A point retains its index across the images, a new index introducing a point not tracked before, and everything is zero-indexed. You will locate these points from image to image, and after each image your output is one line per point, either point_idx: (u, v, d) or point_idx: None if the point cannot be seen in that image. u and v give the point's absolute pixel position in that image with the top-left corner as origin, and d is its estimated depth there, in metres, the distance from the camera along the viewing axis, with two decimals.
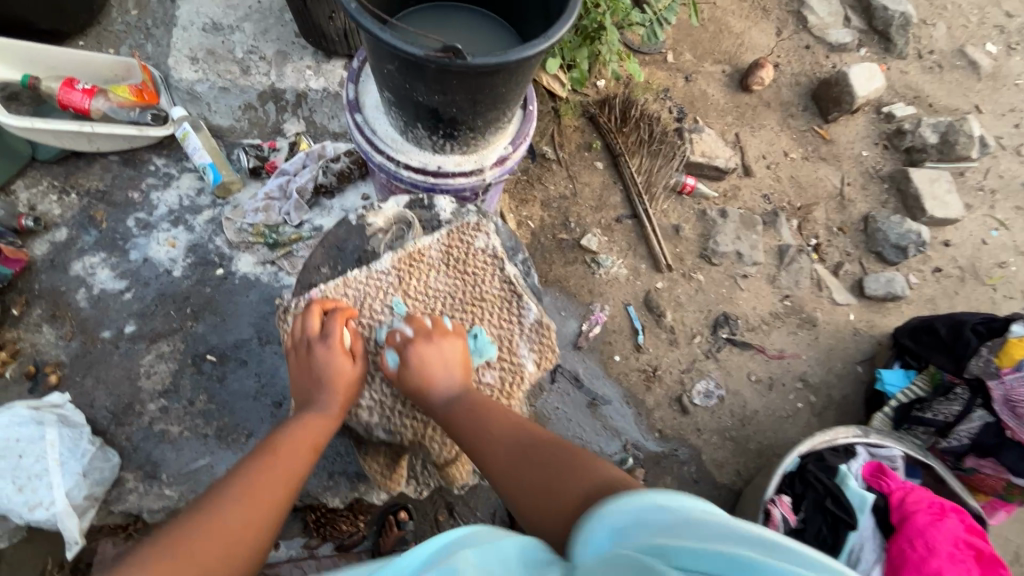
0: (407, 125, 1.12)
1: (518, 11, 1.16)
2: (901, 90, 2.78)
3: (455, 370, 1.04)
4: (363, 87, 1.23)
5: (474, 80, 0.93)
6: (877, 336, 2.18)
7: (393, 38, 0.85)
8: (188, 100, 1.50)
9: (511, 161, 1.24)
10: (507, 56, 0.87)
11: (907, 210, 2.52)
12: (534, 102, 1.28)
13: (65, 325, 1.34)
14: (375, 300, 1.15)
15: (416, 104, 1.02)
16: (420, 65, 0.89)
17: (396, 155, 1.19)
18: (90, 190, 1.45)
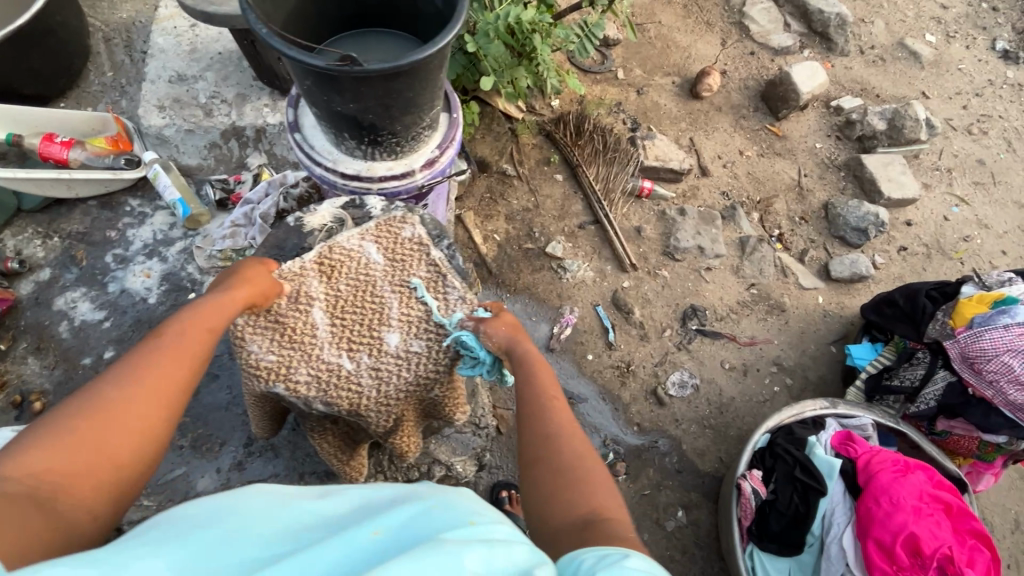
0: (337, 136, 1.22)
1: (429, 26, 1.27)
2: (847, 84, 2.91)
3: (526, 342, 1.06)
4: (301, 111, 1.34)
5: (380, 83, 1.02)
6: (848, 316, 2.23)
7: (299, 53, 0.95)
8: (158, 144, 1.64)
9: (441, 163, 1.33)
10: (402, 60, 0.98)
11: (865, 194, 2.62)
12: (459, 110, 1.38)
13: (49, 356, 1.43)
14: (300, 289, 1.12)
15: (337, 114, 1.11)
16: (328, 75, 0.99)
17: (332, 165, 1.27)
18: (72, 232, 1.57)
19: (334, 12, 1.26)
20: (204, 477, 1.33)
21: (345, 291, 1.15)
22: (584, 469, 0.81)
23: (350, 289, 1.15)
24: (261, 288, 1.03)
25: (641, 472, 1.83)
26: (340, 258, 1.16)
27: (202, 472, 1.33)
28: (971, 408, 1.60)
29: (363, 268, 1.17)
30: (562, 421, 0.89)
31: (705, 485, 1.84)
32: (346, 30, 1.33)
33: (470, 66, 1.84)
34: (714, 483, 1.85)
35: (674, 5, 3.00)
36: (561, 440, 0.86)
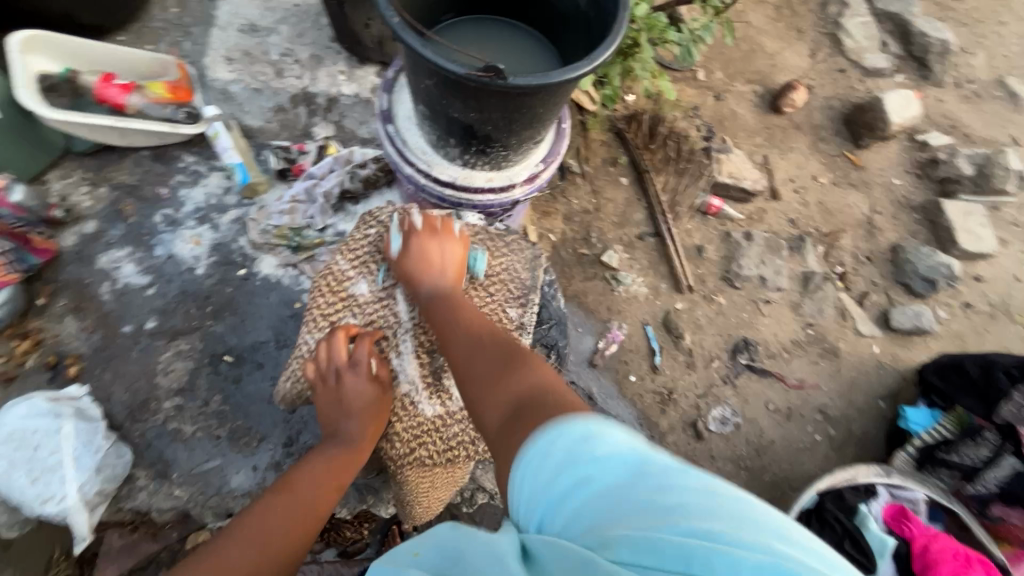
0: (440, 139, 1.12)
1: (559, 30, 1.15)
2: (936, 119, 2.71)
3: (450, 271, 1.10)
4: (397, 97, 1.24)
5: (512, 100, 0.91)
6: (902, 370, 2.12)
7: (434, 56, 0.85)
8: (220, 99, 1.53)
9: (542, 178, 1.23)
10: (549, 77, 0.86)
11: (938, 241, 2.46)
12: (566, 120, 1.27)
13: (87, 317, 1.35)
14: (335, 294, 1.18)
15: (451, 119, 1.02)
16: (460, 83, 0.88)
17: (427, 168, 1.19)
18: (121, 183, 1.47)
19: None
20: (239, 473, 1.25)
21: (338, 314, 1.17)
22: (514, 353, 0.88)
23: (347, 312, 1.18)
24: (372, 421, 1.07)
25: None
26: (377, 257, 1.20)
27: (237, 467, 1.26)
28: None
29: (347, 291, 1.18)
30: (470, 324, 0.99)
31: None
32: (459, 15, 1.21)
33: None
34: None
35: (766, 5, 2.77)
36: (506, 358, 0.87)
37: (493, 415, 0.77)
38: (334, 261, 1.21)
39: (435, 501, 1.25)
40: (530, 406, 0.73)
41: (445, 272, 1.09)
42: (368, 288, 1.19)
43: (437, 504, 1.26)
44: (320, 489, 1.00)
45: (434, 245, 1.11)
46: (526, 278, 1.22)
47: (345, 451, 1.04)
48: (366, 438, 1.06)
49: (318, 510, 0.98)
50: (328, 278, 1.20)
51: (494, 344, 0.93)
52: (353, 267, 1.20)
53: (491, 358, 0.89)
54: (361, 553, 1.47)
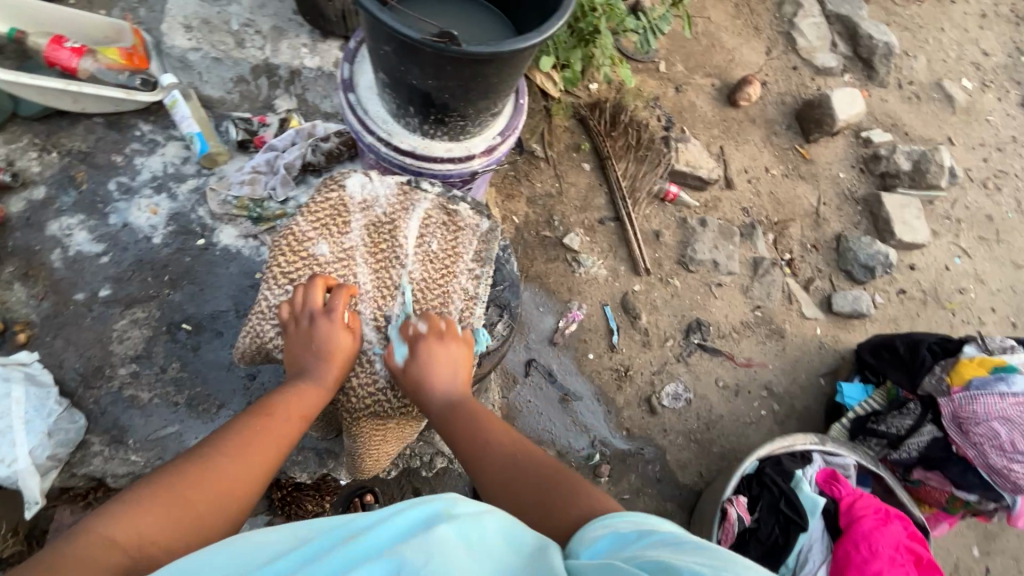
0: (400, 108, 1.15)
1: (519, 6, 1.19)
2: (880, 118, 2.88)
3: (456, 373, 1.09)
4: (358, 68, 1.25)
5: (468, 67, 0.95)
6: (841, 350, 2.26)
7: (392, 20, 0.88)
8: (179, 67, 1.50)
9: (500, 151, 1.28)
10: (503, 46, 0.90)
11: (878, 232, 2.62)
12: (525, 97, 1.32)
13: (37, 285, 1.32)
14: (295, 253, 1.16)
15: (409, 87, 1.04)
16: (417, 48, 0.91)
17: (387, 136, 1.21)
18: (73, 150, 1.44)
19: None
20: (197, 439, 1.26)
21: (298, 272, 1.16)
22: (548, 473, 0.89)
23: (305, 272, 1.16)
24: (340, 365, 1.07)
25: (624, 476, 1.86)
26: (337, 219, 1.20)
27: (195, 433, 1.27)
28: (952, 465, 1.65)
29: (308, 252, 1.17)
30: (501, 443, 0.97)
31: (682, 496, 1.88)
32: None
33: None
34: (692, 495, 1.89)
35: (726, 2, 2.88)
36: (519, 466, 0.92)
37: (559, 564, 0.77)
38: (295, 222, 1.19)
39: (383, 455, 1.29)
40: (569, 536, 0.75)
41: (456, 372, 1.09)
42: (329, 251, 1.18)
43: (384, 460, 1.31)
44: (292, 421, 1.00)
45: (443, 348, 1.09)
46: (484, 248, 1.24)
47: (315, 388, 1.04)
48: (334, 380, 1.07)
49: (288, 438, 0.98)
50: (288, 239, 1.18)
51: (510, 460, 0.93)
52: (312, 228, 1.18)
53: (530, 487, 0.88)
54: None
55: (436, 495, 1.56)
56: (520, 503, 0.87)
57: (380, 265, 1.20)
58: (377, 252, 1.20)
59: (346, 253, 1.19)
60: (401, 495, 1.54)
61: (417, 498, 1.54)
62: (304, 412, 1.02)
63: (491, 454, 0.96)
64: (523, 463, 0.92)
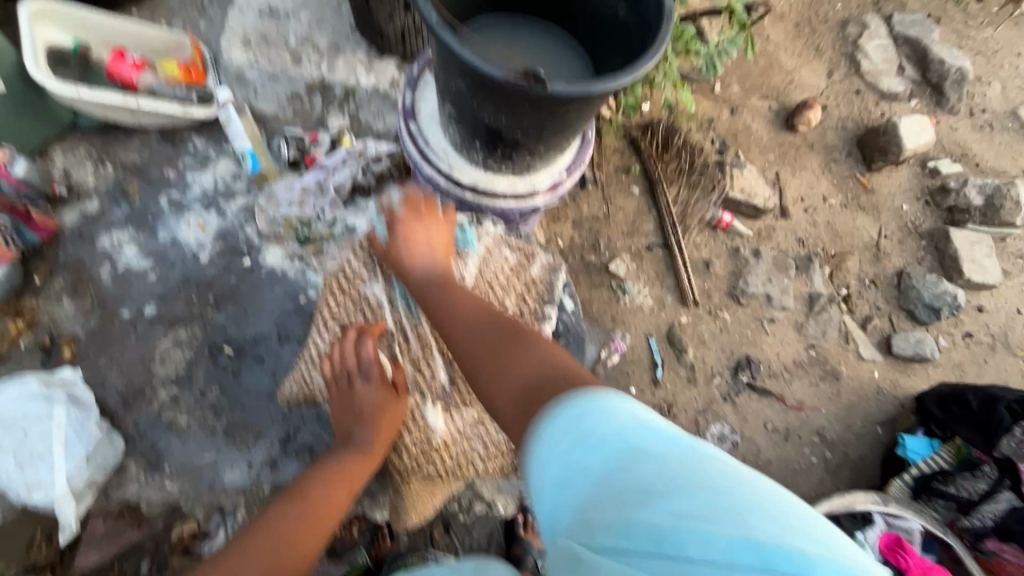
0: (465, 141, 1.10)
1: (595, 35, 1.12)
2: (949, 147, 2.71)
3: (437, 250, 1.10)
4: (421, 95, 1.21)
5: (546, 107, 0.88)
6: (902, 397, 2.11)
7: (472, 57, 0.82)
8: (235, 82, 1.50)
9: (563, 187, 1.21)
10: (588, 87, 0.83)
11: (943, 269, 2.45)
12: (592, 129, 1.25)
13: (85, 299, 1.32)
14: (350, 296, 1.17)
15: (479, 122, 0.99)
16: (495, 87, 0.86)
17: (449, 169, 1.17)
18: (127, 163, 1.44)
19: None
20: (233, 468, 1.23)
21: (349, 314, 1.17)
22: (507, 330, 0.91)
23: (358, 314, 1.17)
24: (385, 429, 1.05)
25: None
26: None
27: (230, 462, 1.23)
28: None
29: (359, 291, 1.18)
30: (464, 303, 1.00)
31: None
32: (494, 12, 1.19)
33: None
34: None
35: (786, 21, 2.76)
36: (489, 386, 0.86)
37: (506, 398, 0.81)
38: (348, 261, 1.20)
39: (428, 504, 1.22)
40: (537, 391, 0.76)
41: (434, 251, 1.09)
42: (381, 290, 1.18)
43: (429, 509, 1.24)
44: (329, 498, 1.00)
45: (421, 227, 1.11)
46: (542, 289, 1.20)
47: (358, 458, 1.04)
48: (378, 445, 1.05)
49: (331, 515, 0.99)
50: (339, 279, 1.19)
51: (476, 326, 0.95)
52: (368, 269, 1.18)
53: (492, 347, 0.89)
54: (349, 555, 1.44)
55: (467, 531, 1.48)
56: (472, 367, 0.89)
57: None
58: None
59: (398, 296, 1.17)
60: (430, 529, 1.47)
61: (445, 531, 1.47)
62: (346, 486, 1.02)
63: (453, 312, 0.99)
64: (492, 330, 0.93)
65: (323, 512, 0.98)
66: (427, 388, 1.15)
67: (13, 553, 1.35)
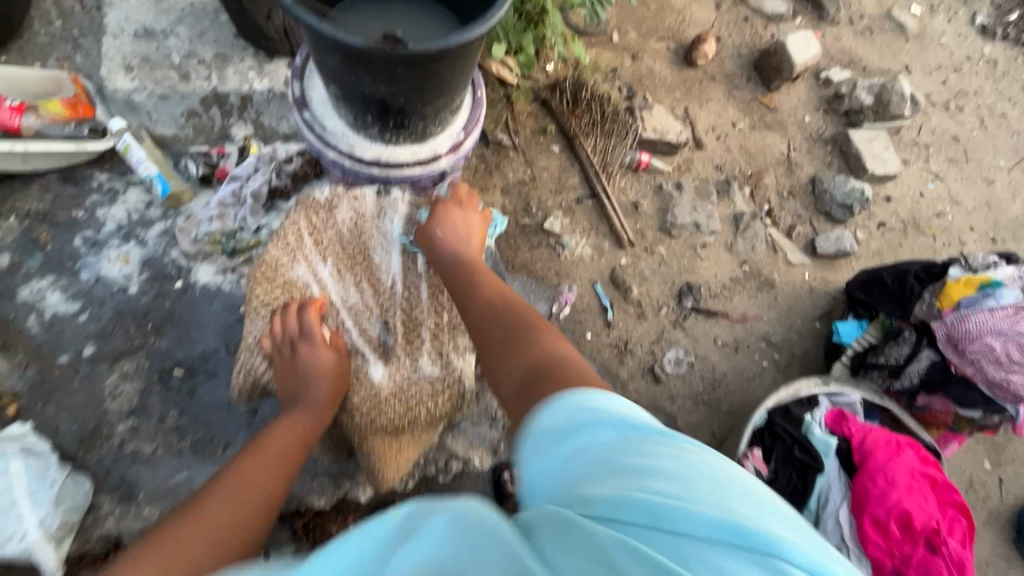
0: (357, 118, 1.13)
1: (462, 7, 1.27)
2: (836, 56, 2.89)
3: (472, 236, 1.28)
4: (308, 83, 1.23)
5: (420, 68, 0.94)
6: (832, 291, 2.29)
7: (334, 31, 0.86)
8: (125, 110, 1.48)
9: (465, 147, 1.28)
10: (449, 40, 0.88)
11: (850, 169, 2.65)
12: (481, 88, 1.32)
13: (18, 354, 1.30)
14: (278, 276, 1.28)
15: (363, 96, 1.03)
16: (364, 56, 0.90)
17: (349, 149, 1.21)
18: (30, 211, 1.39)
19: None
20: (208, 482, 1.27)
21: (276, 298, 1.26)
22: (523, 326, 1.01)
23: (285, 295, 1.27)
24: (335, 378, 1.19)
25: None
26: (314, 223, 1.31)
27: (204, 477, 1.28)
28: (951, 385, 1.69)
29: (285, 276, 1.28)
30: (494, 290, 1.14)
31: None
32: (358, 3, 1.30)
33: None
34: None
35: None
36: (514, 344, 1.00)
37: (507, 378, 0.93)
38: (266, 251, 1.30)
39: (406, 461, 1.31)
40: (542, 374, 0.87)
41: (468, 237, 1.27)
42: (306, 272, 1.29)
43: (407, 467, 1.32)
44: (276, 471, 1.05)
45: (461, 214, 1.30)
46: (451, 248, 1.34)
47: (311, 408, 1.16)
48: (329, 399, 1.18)
49: (287, 457, 1.09)
50: (264, 269, 1.28)
51: (499, 307, 1.08)
52: (284, 249, 1.29)
53: (501, 337, 1.01)
54: None
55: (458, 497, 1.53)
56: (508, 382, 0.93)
57: (355, 278, 1.32)
58: (355, 266, 1.31)
59: (321, 272, 1.29)
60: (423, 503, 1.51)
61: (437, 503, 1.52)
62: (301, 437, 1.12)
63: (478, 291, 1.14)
64: (507, 317, 1.05)
65: (284, 457, 1.08)
66: (366, 347, 1.27)
67: None
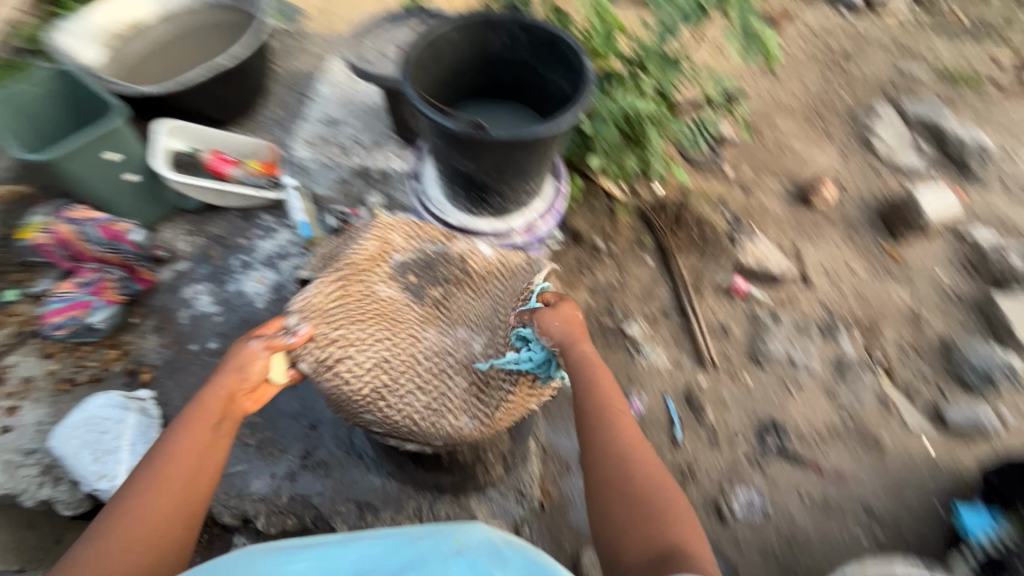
0: (452, 190, 1.40)
1: (552, 106, 1.50)
2: (983, 217, 2.68)
3: (574, 329, 1.19)
4: (424, 162, 1.53)
5: (499, 149, 1.17)
6: (962, 473, 1.93)
7: (436, 116, 1.12)
8: (299, 173, 1.92)
9: (539, 229, 1.49)
10: (522, 131, 1.11)
11: (996, 337, 2.32)
12: (564, 182, 1.54)
13: (165, 335, 1.62)
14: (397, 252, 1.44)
15: (456, 170, 1.28)
16: (456, 136, 1.15)
17: (442, 215, 1.46)
18: (212, 234, 1.81)
19: (462, 86, 1.52)
20: (259, 478, 1.41)
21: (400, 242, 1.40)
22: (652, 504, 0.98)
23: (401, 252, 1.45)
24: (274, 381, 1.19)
25: None
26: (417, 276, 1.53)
27: (259, 473, 1.42)
28: None
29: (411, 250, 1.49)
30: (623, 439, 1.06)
31: None
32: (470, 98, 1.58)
33: (582, 145, 2.02)
34: None
35: (795, 113, 2.98)
36: (625, 461, 1.03)
37: (634, 555, 0.93)
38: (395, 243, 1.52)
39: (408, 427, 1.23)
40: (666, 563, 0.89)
41: (569, 327, 1.19)
42: None
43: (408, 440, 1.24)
44: (200, 470, 1.02)
45: (553, 313, 1.21)
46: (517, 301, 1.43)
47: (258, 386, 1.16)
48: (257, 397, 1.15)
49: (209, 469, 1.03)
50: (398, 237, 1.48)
51: (618, 458, 1.04)
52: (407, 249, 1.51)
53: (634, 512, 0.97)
54: None
55: None
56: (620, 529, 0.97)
57: None
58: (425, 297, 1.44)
59: None
60: None
61: None
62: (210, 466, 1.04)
63: (585, 356, 1.15)
64: (636, 485, 1.01)
65: (209, 463, 1.04)
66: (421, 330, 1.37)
67: None
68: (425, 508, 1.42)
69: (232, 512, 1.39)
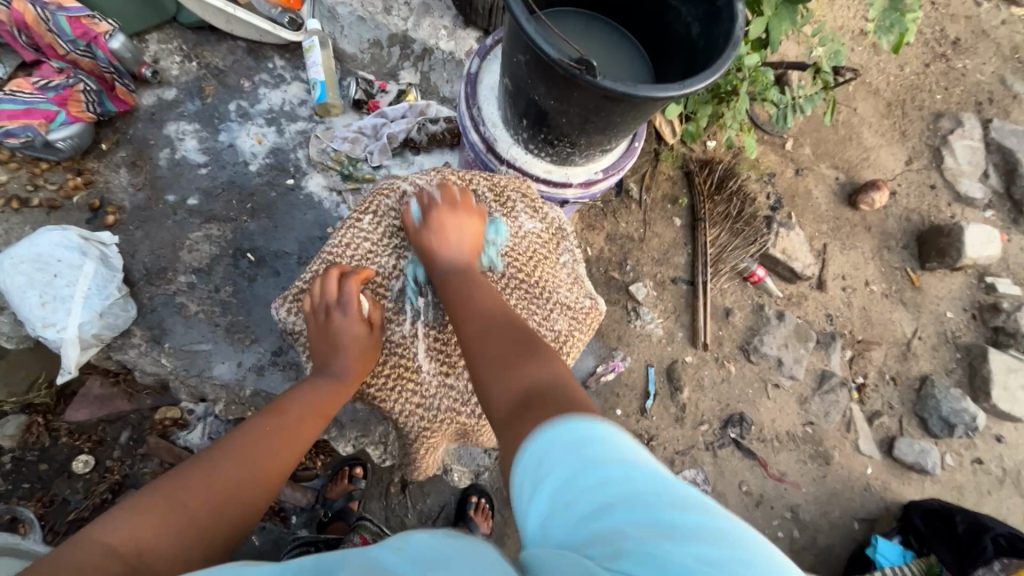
0: (515, 118, 1.32)
1: (660, 51, 1.37)
2: (1013, 267, 2.57)
3: (463, 246, 1.21)
4: (486, 66, 1.42)
5: (592, 99, 1.08)
6: (889, 501, 2.04)
7: (537, 37, 1.01)
8: (325, 17, 1.66)
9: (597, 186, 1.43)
10: (631, 88, 1.00)
11: (971, 388, 2.35)
12: (637, 141, 1.45)
13: (139, 175, 1.48)
14: None
15: (532, 101, 1.20)
16: (551, 66, 1.05)
17: (494, 140, 1.39)
18: (210, 64, 1.60)
19: None
20: (223, 364, 1.34)
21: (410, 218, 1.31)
22: (530, 341, 0.95)
23: None
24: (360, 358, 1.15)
25: None
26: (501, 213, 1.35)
27: (223, 356, 1.35)
28: None
29: None
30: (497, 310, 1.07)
31: None
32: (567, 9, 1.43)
33: None
34: None
35: (879, 97, 2.67)
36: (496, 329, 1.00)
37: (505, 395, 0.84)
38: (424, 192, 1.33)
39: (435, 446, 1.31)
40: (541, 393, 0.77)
41: (462, 246, 1.21)
42: None
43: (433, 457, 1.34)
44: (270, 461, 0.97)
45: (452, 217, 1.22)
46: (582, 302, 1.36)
47: (335, 383, 1.12)
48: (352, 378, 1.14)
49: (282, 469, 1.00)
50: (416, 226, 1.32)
51: (503, 328, 1.00)
52: None
53: (506, 352, 0.93)
54: (309, 480, 1.63)
55: (421, 494, 1.66)
56: (482, 351, 0.96)
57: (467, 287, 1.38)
58: None
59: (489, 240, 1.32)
60: (387, 483, 1.65)
61: (400, 490, 1.66)
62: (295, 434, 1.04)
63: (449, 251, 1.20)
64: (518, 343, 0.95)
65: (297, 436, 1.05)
66: None
67: (17, 387, 1.50)
68: (388, 436, 1.48)
69: (187, 387, 1.37)
